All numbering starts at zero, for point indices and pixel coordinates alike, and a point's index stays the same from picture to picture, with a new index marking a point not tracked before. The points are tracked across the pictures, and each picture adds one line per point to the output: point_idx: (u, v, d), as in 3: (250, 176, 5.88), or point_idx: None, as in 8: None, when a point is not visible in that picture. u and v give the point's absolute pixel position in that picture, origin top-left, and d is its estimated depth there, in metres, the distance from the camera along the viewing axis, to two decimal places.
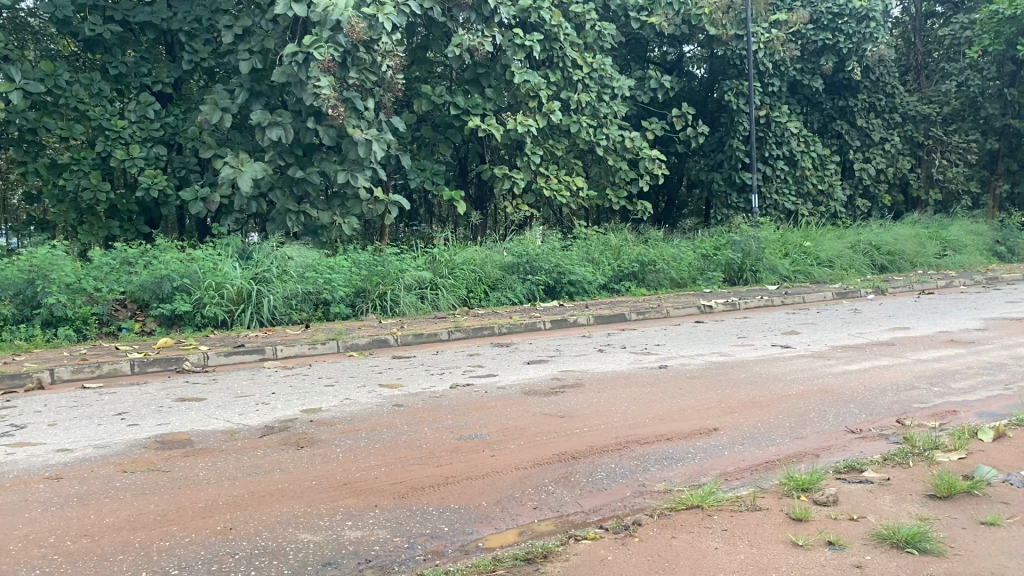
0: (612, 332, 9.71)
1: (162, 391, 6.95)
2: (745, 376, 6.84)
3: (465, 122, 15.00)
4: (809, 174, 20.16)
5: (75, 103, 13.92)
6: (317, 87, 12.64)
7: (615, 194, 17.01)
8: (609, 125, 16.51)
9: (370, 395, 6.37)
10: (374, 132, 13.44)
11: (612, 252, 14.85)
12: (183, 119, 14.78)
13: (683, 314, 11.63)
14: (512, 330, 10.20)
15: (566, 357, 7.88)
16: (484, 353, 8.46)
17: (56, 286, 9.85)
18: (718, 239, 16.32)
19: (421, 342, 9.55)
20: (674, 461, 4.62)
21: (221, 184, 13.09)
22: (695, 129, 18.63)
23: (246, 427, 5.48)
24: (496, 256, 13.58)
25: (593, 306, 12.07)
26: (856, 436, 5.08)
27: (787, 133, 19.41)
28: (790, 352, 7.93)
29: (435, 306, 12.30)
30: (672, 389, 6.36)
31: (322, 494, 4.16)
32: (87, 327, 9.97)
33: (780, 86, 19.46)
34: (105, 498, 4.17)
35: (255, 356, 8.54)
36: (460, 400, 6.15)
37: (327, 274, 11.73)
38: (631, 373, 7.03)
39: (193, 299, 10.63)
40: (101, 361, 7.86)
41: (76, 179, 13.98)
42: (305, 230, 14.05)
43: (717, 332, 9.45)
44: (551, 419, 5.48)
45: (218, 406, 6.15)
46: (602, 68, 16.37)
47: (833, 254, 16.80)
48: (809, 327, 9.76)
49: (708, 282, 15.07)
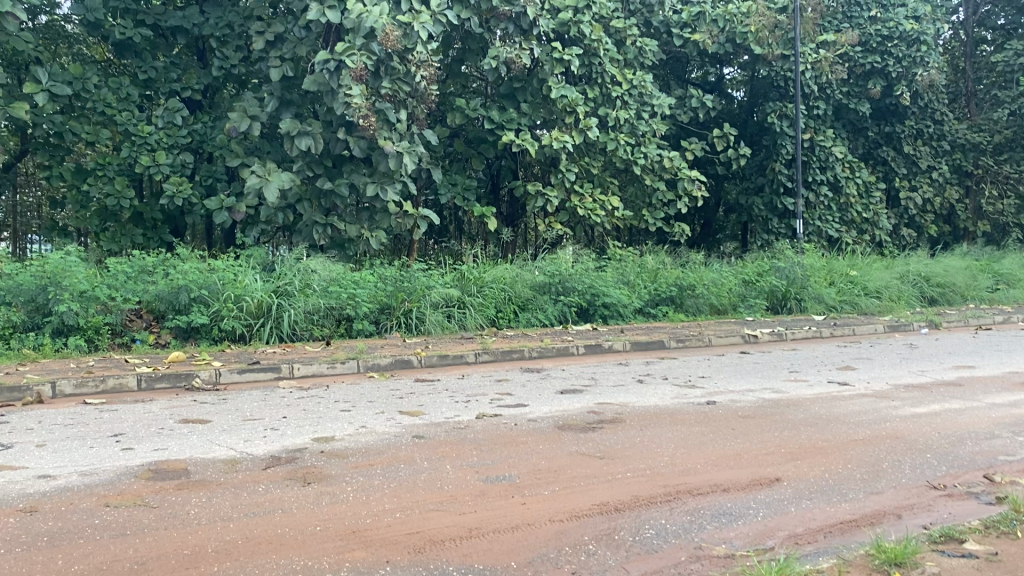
0: (650, 360, 9.08)
1: (165, 410, 6.43)
2: (802, 417, 6.19)
3: (499, 137, 14.49)
4: (853, 202, 19.37)
5: (101, 107, 13.62)
6: (349, 95, 12.17)
7: (651, 216, 16.40)
8: (647, 144, 15.89)
9: (389, 424, 5.80)
10: (405, 145, 12.98)
11: (649, 275, 14.22)
12: (213, 127, 14.46)
13: (725, 343, 10.98)
14: (544, 354, 9.60)
15: (603, 388, 7.26)
16: (513, 379, 7.87)
17: (68, 294, 9.41)
18: (759, 264, 15.69)
19: (447, 365, 8.98)
20: (733, 519, 4.00)
21: (247, 192, 12.70)
22: (736, 151, 18.02)
23: (250, 457, 4.93)
24: (527, 275, 13.03)
25: (630, 332, 11.45)
26: (941, 494, 4.43)
27: (831, 158, 18.71)
28: (848, 391, 7.25)
29: (462, 326, 11.75)
30: (723, 430, 5.73)
31: (326, 545, 3.59)
32: (99, 337, 9.55)
33: (825, 109, 18.84)
34: (78, 539, 3.63)
35: (270, 374, 8.02)
36: (486, 433, 5.57)
37: (351, 289, 11.23)
38: (675, 409, 6.41)
39: (211, 311, 10.17)
40: (107, 375, 7.38)
41: (101, 185, 13.66)
42: (331, 242, 13.58)
43: (765, 364, 8.80)
44: (589, 460, 4.89)
45: (223, 431, 5.61)
46: (642, 84, 15.83)
47: (880, 284, 16.04)
48: (864, 362, 9.06)
49: (750, 310, 14.41)
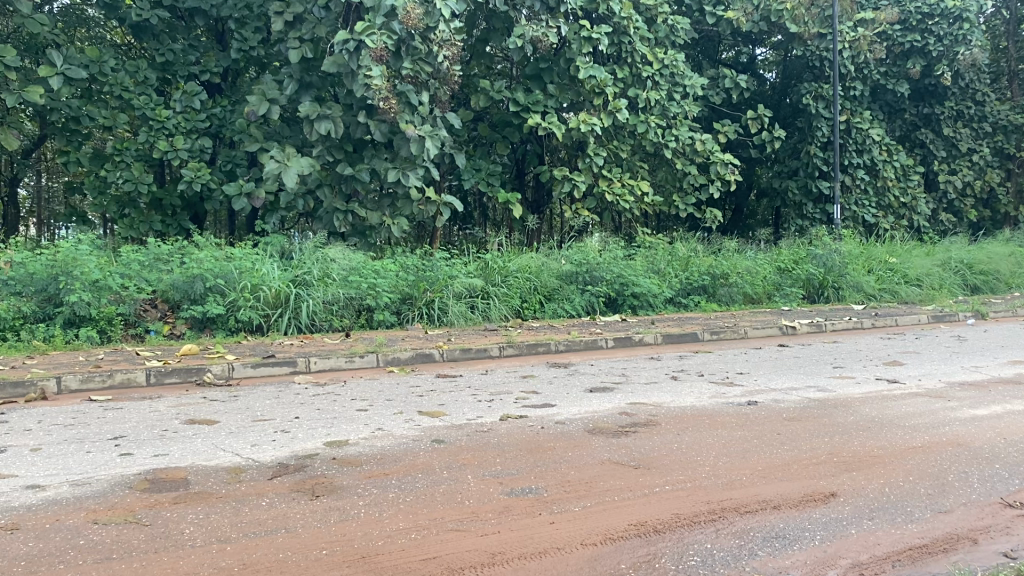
0: (684, 355, 8.62)
1: (172, 409, 6.08)
2: (853, 421, 5.71)
3: (525, 120, 14.01)
4: (891, 186, 18.66)
5: (118, 91, 13.32)
6: (368, 77, 11.76)
7: (682, 201, 15.89)
8: (678, 126, 15.36)
9: (407, 426, 5.41)
10: (427, 129, 12.55)
11: (681, 264, 13.74)
12: (232, 111, 14.15)
13: (762, 336, 10.49)
14: (571, 348, 9.17)
15: (635, 386, 6.83)
16: (540, 375, 7.45)
17: (78, 283, 9.11)
18: (795, 251, 15.14)
19: (470, 359, 8.58)
20: (789, 543, 3.56)
21: (266, 178, 12.34)
22: (770, 133, 17.38)
23: (255, 465, 4.56)
24: (554, 264, 12.60)
25: (661, 323, 10.97)
26: (1018, 514, 3.96)
27: (869, 141, 18.01)
28: (900, 390, 6.75)
29: (486, 317, 11.35)
30: (767, 435, 5.28)
31: (332, 573, 3.20)
32: (112, 328, 9.25)
33: (862, 90, 18.19)
34: (57, 564, 3.26)
35: (285, 369, 7.66)
36: (511, 437, 5.16)
37: (372, 279, 10.87)
38: (714, 410, 5.96)
39: (227, 301, 9.86)
40: (114, 370, 7.06)
41: (118, 171, 13.39)
42: (353, 229, 13.22)
43: (807, 359, 8.30)
44: (623, 471, 4.46)
45: (229, 433, 5.25)
46: (674, 64, 15.24)
47: (921, 272, 15.44)
48: (911, 357, 8.54)
49: (786, 299, 13.88)
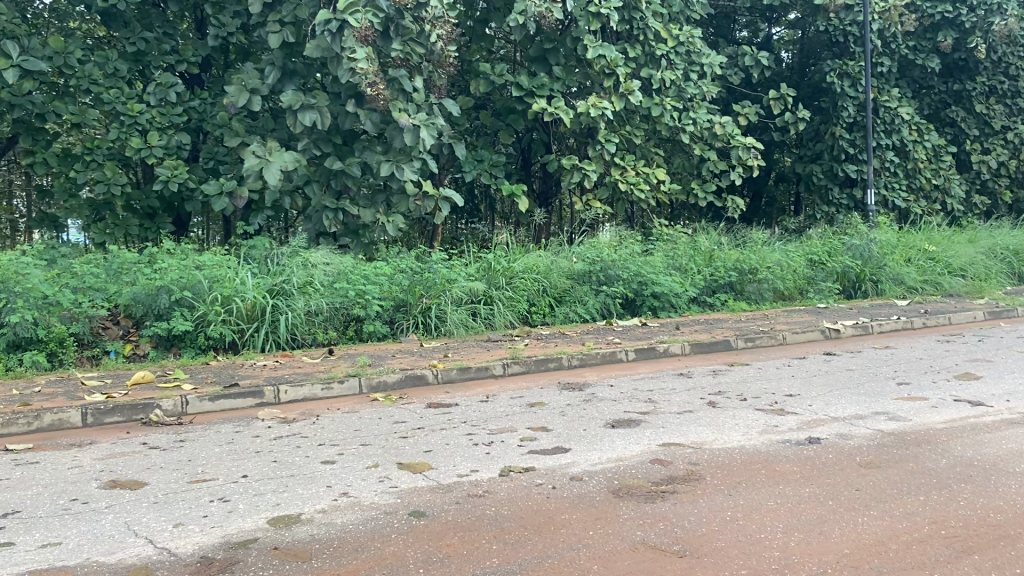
0: (719, 370, 7.43)
1: (99, 464, 4.92)
2: (947, 466, 4.49)
3: (530, 105, 12.72)
4: (922, 167, 17.34)
5: (86, 84, 12.16)
6: (353, 60, 10.54)
7: (701, 189, 14.63)
8: (696, 108, 14.12)
9: (379, 490, 4.24)
10: (423, 117, 11.29)
11: (704, 258, 12.54)
12: (213, 103, 12.98)
13: (802, 341, 9.24)
14: (586, 363, 7.97)
15: (666, 417, 5.63)
16: (550, 402, 6.24)
17: (22, 301, 7.98)
18: (827, 241, 13.91)
19: (470, 379, 7.40)
20: None
21: (245, 175, 11.10)
22: (794, 115, 16.04)
23: (172, 561, 3.41)
24: (564, 262, 11.40)
25: (686, 328, 9.76)
26: None
27: (898, 120, 16.68)
28: (989, 416, 5.51)
29: (489, 325, 10.18)
30: (844, 495, 4.07)
31: None
32: (63, 351, 8.11)
33: (890, 66, 16.83)
34: None
35: (250, 400, 6.51)
36: (512, 506, 3.96)
37: (360, 285, 9.73)
38: (769, 453, 4.75)
39: (195, 316, 8.69)
40: (43, 410, 5.92)
41: (89, 171, 12.23)
42: (344, 229, 11.96)
43: (864, 374, 7.06)
44: (662, 565, 3.28)
45: (152, 506, 4.08)
46: (689, 41, 13.98)
47: (965, 260, 14.24)
48: (984, 366, 7.29)
49: (820, 295, 12.72)
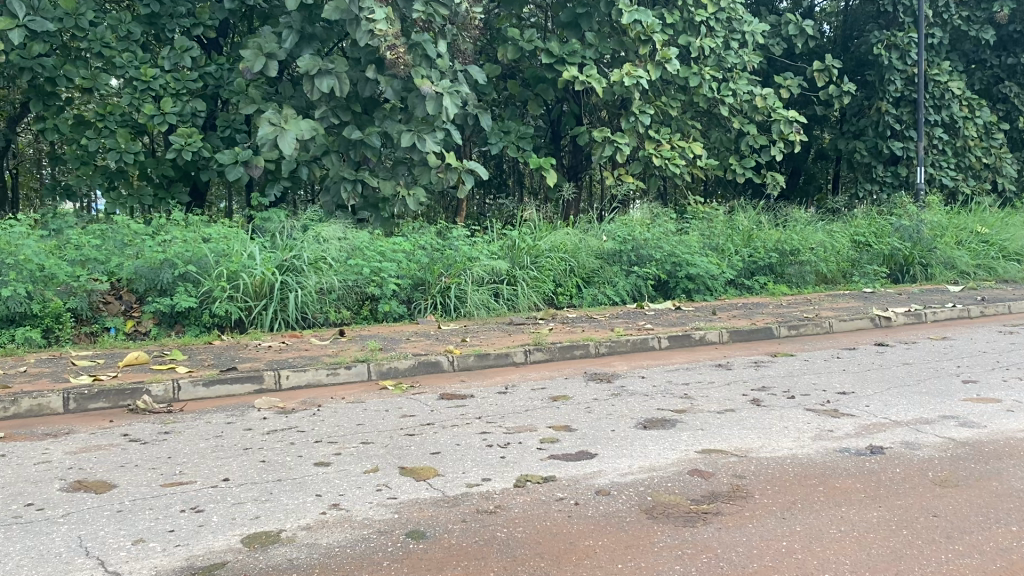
0: (762, 361, 6.78)
1: (71, 460, 4.40)
2: None
3: (560, 73, 11.97)
4: (973, 146, 16.36)
5: (98, 48, 11.61)
6: (372, 21, 9.92)
7: (739, 165, 13.85)
8: (736, 79, 13.36)
9: (375, 502, 3.67)
10: (446, 84, 10.61)
11: (742, 237, 11.81)
12: (229, 69, 12.38)
13: (850, 329, 8.55)
14: (615, 351, 7.36)
15: (705, 417, 5.01)
16: (575, 396, 5.63)
17: (15, 275, 7.49)
18: (872, 221, 13.12)
19: (488, 367, 6.82)
20: None
21: (260, 145, 10.52)
22: (839, 88, 15.12)
23: None
24: (593, 240, 10.76)
25: (724, 312, 9.09)
26: None
27: (948, 94, 15.74)
28: None
29: (512, 307, 9.59)
30: (921, 522, 3.44)
31: None
32: (59, 327, 7.62)
33: (942, 37, 15.75)
34: None
35: (249, 386, 5.99)
36: (527, 527, 3.37)
37: (376, 262, 9.18)
38: (827, 465, 4.11)
39: (200, 291, 8.20)
40: (22, 394, 5.44)
41: (101, 138, 11.73)
42: (364, 202, 11.37)
43: (923, 370, 6.37)
44: None
45: (115, 517, 3.54)
46: (730, 8, 13.12)
47: (1021, 244, 13.40)
48: None
49: (866, 278, 11.97)
